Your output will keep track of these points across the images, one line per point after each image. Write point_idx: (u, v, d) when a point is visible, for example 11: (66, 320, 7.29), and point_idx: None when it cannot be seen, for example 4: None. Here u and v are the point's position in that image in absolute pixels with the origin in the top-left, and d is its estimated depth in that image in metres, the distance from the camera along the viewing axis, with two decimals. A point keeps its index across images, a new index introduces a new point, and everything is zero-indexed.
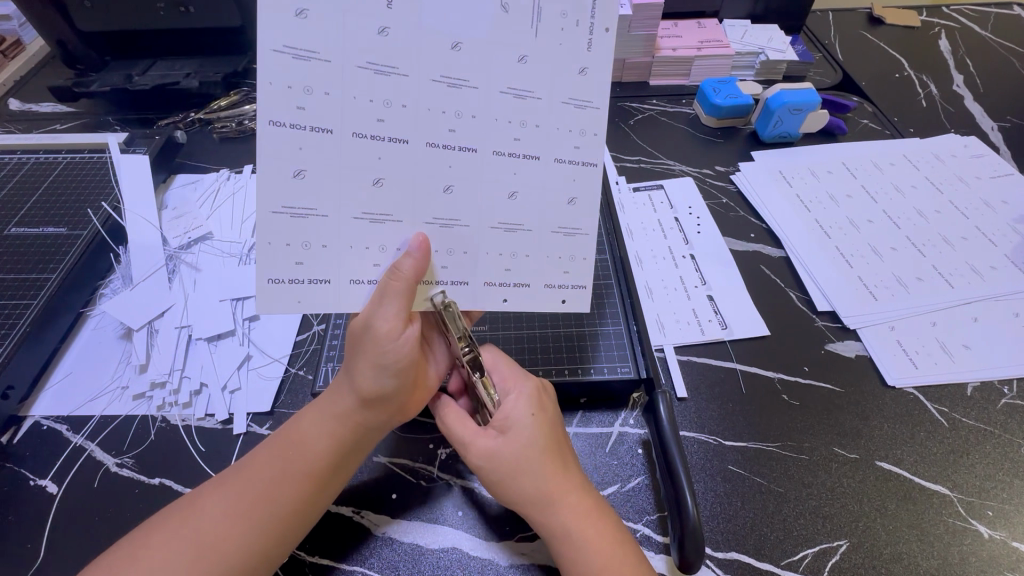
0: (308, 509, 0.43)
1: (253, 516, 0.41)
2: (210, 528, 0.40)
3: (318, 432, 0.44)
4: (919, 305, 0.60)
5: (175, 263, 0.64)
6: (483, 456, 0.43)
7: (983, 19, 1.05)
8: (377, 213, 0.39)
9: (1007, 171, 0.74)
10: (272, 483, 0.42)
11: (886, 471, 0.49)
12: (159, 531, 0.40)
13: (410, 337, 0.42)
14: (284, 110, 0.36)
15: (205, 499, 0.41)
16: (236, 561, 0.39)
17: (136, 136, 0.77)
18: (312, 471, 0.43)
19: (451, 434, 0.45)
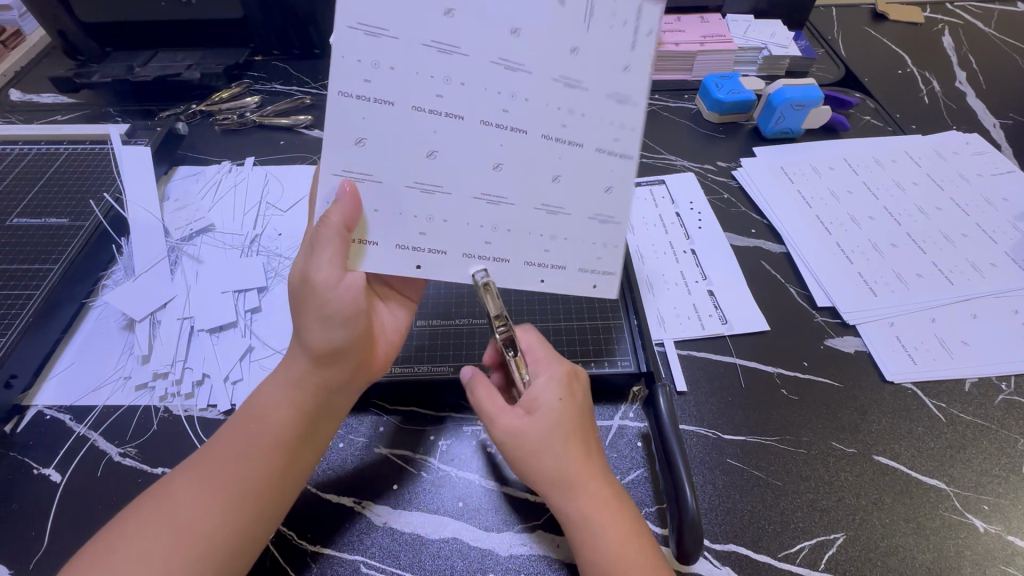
0: (280, 483, 0.43)
1: (224, 492, 0.41)
2: (182, 509, 0.40)
3: (276, 400, 0.45)
4: (919, 301, 0.60)
5: (177, 254, 0.64)
6: (510, 435, 0.43)
7: (987, 15, 1.05)
8: (365, 177, 0.40)
9: (1009, 168, 0.74)
10: (239, 456, 0.43)
11: (883, 465, 0.50)
12: (135, 515, 0.40)
13: (353, 286, 0.43)
14: (355, 83, 0.38)
15: (176, 482, 0.42)
16: (213, 537, 0.40)
17: (137, 127, 0.76)
18: (277, 439, 0.44)
19: (478, 405, 0.45)
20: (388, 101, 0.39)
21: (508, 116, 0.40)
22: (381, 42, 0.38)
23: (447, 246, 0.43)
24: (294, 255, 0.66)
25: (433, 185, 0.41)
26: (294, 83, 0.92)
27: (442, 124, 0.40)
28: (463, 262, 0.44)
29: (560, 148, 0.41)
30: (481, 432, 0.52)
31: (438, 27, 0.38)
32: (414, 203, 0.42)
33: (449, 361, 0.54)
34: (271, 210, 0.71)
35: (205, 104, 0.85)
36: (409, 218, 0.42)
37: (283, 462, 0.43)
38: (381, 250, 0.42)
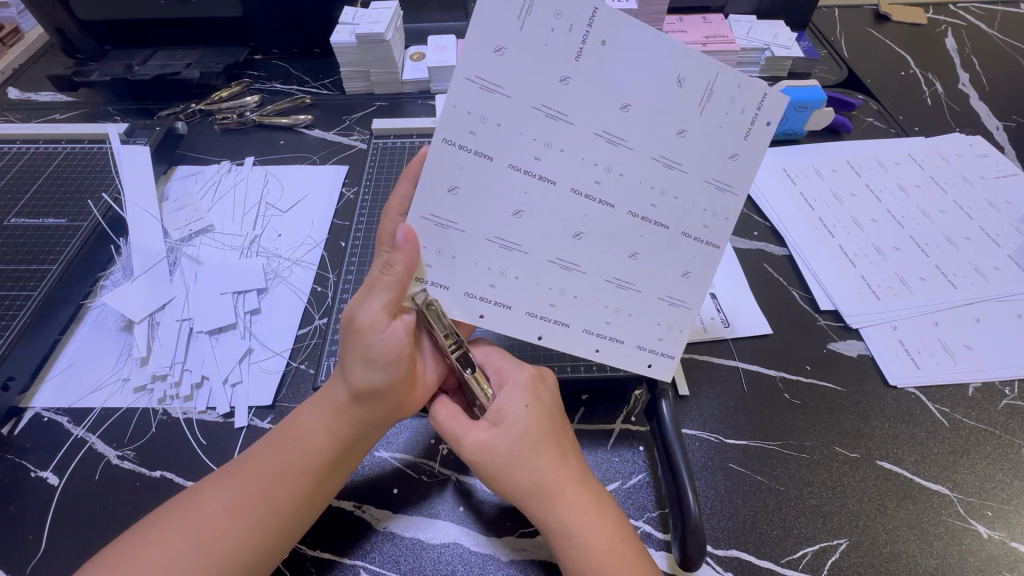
0: (300, 511, 0.42)
1: (252, 514, 0.41)
2: (209, 525, 0.40)
3: (314, 426, 0.44)
4: (922, 305, 0.60)
5: (176, 255, 0.63)
6: (474, 447, 0.43)
7: (990, 17, 1.05)
8: (453, 225, 0.40)
9: (1012, 171, 0.74)
10: (271, 479, 0.42)
11: (887, 470, 0.49)
12: (161, 523, 0.40)
13: (399, 331, 0.43)
14: (460, 133, 0.37)
15: (207, 494, 0.41)
16: (236, 557, 0.39)
17: (136, 127, 0.76)
18: (306, 467, 0.43)
19: (440, 427, 0.45)
20: (489, 158, 0.38)
21: (600, 188, 0.40)
22: (494, 101, 0.37)
23: (515, 300, 0.42)
24: (295, 256, 0.65)
25: (514, 242, 0.41)
26: (294, 82, 0.91)
27: (535, 186, 0.39)
28: (527, 319, 0.43)
29: (644, 226, 0.41)
30: None
31: (564, 98, 0.37)
32: (491, 255, 0.41)
33: None
34: (270, 211, 0.70)
35: (204, 103, 0.84)
36: (483, 268, 0.41)
37: (309, 490, 0.42)
38: (449, 293, 0.42)
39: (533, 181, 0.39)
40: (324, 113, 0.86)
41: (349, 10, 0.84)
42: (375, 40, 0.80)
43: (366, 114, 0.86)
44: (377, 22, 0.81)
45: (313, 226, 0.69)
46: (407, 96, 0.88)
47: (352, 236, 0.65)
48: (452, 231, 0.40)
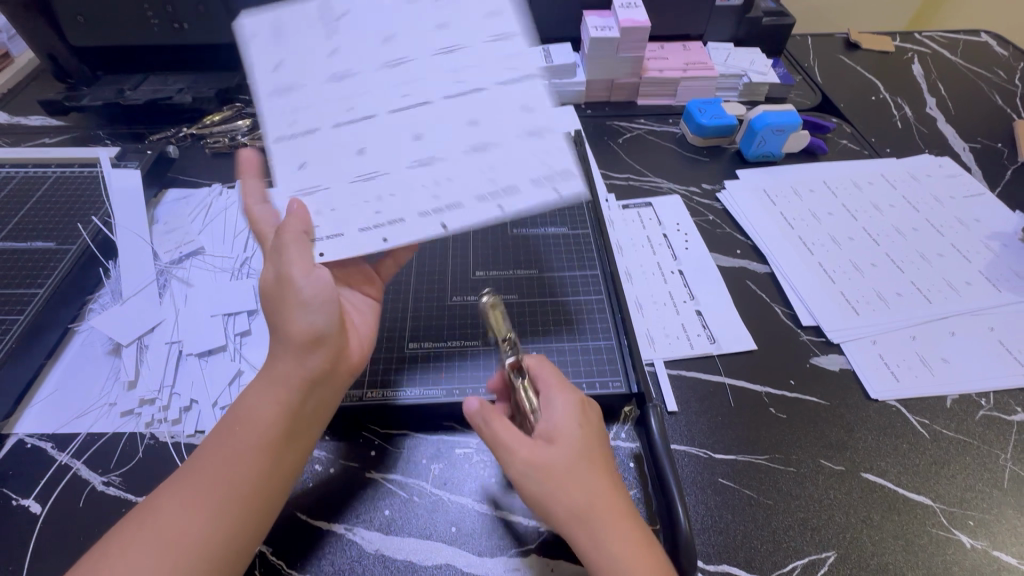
0: (262, 493, 0.42)
1: (212, 505, 0.40)
2: (170, 526, 0.39)
3: (262, 401, 0.44)
4: (899, 320, 0.62)
5: (166, 277, 0.63)
6: (530, 456, 0.42)
7: (953, 45, 1.11)
8: (315, 188, 0.48)
9: (980, 191, 0.77)
10: (226, 462, 0.42)
11: (872, 482, 0.50)
12: (120, 535, 0.39)
13: (321, 278, 0.47)
14: (293, 127, 0.49)
15: (164, 496, 0.40)
16: (205, 554, 0.39)
17: (127, 150, 0.76)
18: (262, 444, 0.43)
19: (496, 438, 0.44)
20: (318, 132, 0.49)
21: (417, 133, 0.50)
22: None
23: (404, 213, 0.47)
24: None
25: (368, 173, 0.49)
26: None
27: None
28: (420, 221, 0.47)
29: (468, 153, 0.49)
30: (473, 454, 0.52)
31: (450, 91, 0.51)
32: (361, 191, 0.48)
33: (442, 385, 0.54)
34: None
35: (195, 127, 0.85)
36: (366, 201, 0.48)
37: (267, 473, 0.42)
38: (346, 237, 0.47)
39: (332, 134, 0.49)
40: None
41: None
42: None
43: None
44: None
45: None
46: None
47: None
48: (315, 191, 0.48)
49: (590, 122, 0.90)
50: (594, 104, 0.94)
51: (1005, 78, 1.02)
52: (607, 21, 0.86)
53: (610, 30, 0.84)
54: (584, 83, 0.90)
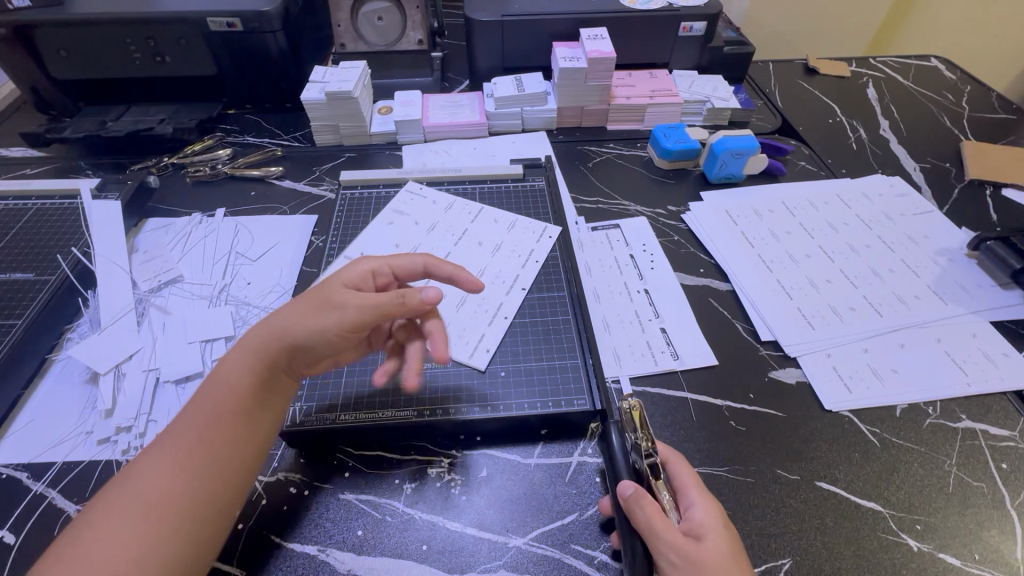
0: (238, 463, 0.44)
1: (196, 462, 0.42)
2: (150, 489, 0.39)
3: (236, 362, 0.46)
4: (852, 333, 0.65)
5: (144, 306, 0.65)
6: (677, 553, 0.41)
7: (905, 69, 1.17)
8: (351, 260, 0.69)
9: (928, 209, 0.82)
10: (208, 423, 0.43)
11: (826, 490, 0.53)
12: (93, 514, 0.38)
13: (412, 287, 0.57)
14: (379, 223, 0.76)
15: (139, 465, 0.41)
16: (193, 506, 0.40)
17: (108, 182, 0.78)
18: (238, 414, 0.45)
19: (660, 531, 0.41)
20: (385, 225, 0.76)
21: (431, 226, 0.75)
22: None
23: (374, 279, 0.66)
24: (262, 303, 0.68)
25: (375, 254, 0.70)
26: (267, 135, 0.95)
27: None
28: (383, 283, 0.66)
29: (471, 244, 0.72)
30: (445, 473, 0.53)
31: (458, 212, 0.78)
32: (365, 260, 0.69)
33: (413, 407, 0.55)
34: (240, 260, 0.73)
35: (176, 156, 0.87)
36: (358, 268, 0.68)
37: (242, 446, 0.44)
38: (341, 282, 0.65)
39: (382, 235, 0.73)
40: (295, 164, 0.90)
41: (319, 69, 0.90)
42: (344, 97, 0.85)
43: (335, 164, 0.90)
44: (346, 80, 0.86)
45: (282, 274, 0.71)
46: (376, 147, 0.93)
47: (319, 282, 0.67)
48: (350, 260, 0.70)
49: (562, 147, 0.94)
50: (566, 129, 0.97)
51: (953, 100, 1.08)
52: (575, 52, 0.91)
53: (578, 60, 0.88)
54: (556, 110, 0.94)
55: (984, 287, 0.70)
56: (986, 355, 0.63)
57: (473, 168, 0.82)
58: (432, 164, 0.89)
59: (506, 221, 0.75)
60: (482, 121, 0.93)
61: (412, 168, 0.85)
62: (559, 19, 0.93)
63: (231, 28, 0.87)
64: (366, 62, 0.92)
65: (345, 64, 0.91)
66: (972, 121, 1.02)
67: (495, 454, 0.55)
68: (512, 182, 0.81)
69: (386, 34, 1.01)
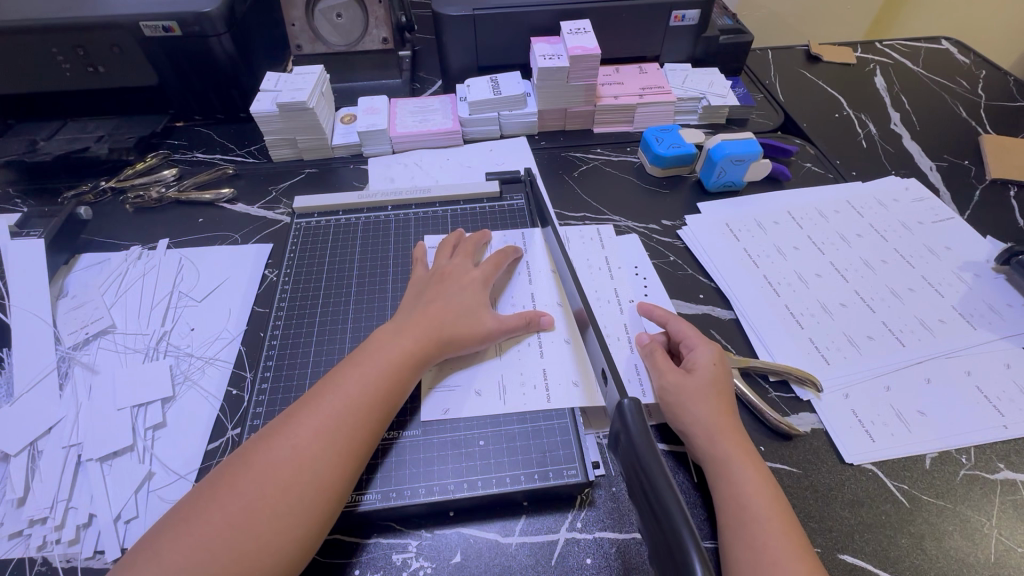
0: (299, 499, 0.41)
1: (346, 417, 0.46)
2: (311, 425, 0.45)
3: (391, 339, 0.52)
4: (871, 368, 0.58)
5: (68, 365, 0.57)
6: (663, 364, 0.52)
7: (913, 54, 1.08)
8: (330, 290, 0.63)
9: (948, 215, 0.74)
10: (360, 381, 0.48)
11: (850, 565, 0.46)
12: (277, 434, 0.44)
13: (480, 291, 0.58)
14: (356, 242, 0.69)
15: (308, 406, 0.46)
16: (335, 454, 0.44)
17: (32, 216, 0.70)
18: (343, 396, 0.47)
19: (652, 346, 0.54)
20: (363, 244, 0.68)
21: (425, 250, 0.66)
22: None
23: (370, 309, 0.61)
24: (207, 353, 0.59)
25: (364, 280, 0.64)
26: (218, 150, 0.86)
27: None
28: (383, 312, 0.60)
29: None
30: (412, 560, 0.45)
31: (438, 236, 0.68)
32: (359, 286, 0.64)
33: (373, 486, 0.48)
34: (183, 301, 0.64)
35: (115, 179, 0.78)
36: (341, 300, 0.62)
37: (303, 476, 0.42)
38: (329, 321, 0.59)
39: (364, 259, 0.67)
40: (249, 183, 0.81)
41: (271, 77, 0.80)
42: (298, 108, 0.76)
43: (293, 183, 0.81)
44: (300, 89, 0.77)
45: (231, 316, 0.63)
46: (340, 160, 0.84)
47: (269, 328, 0.59)
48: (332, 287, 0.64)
49: (544, 154, 0.86)
50: (548, 134, 0.89)
51: (967, 88, 1.00)
52: (555, 49, 0.82)
53: (559, 58, 0.79)
54: (536, 114, 0.86)
55: (1013, 306, 0.63)
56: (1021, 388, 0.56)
57: (444, 187, 0.74)
58: (400, 180, 0.80)
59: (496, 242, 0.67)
60: (456, 128, 0.84)
61: (377, 187, 0.76)
62: (537, 11, 0.84)
63: (169, 32, 0.77)
64: (323, 67, 0.82)
65: (300, 70, 0.82)
66: (989, 111, 0.94)
67: (471, 533, 0.47)
68: (488, 201, 0.73)
69: (347, 33, 0.93)
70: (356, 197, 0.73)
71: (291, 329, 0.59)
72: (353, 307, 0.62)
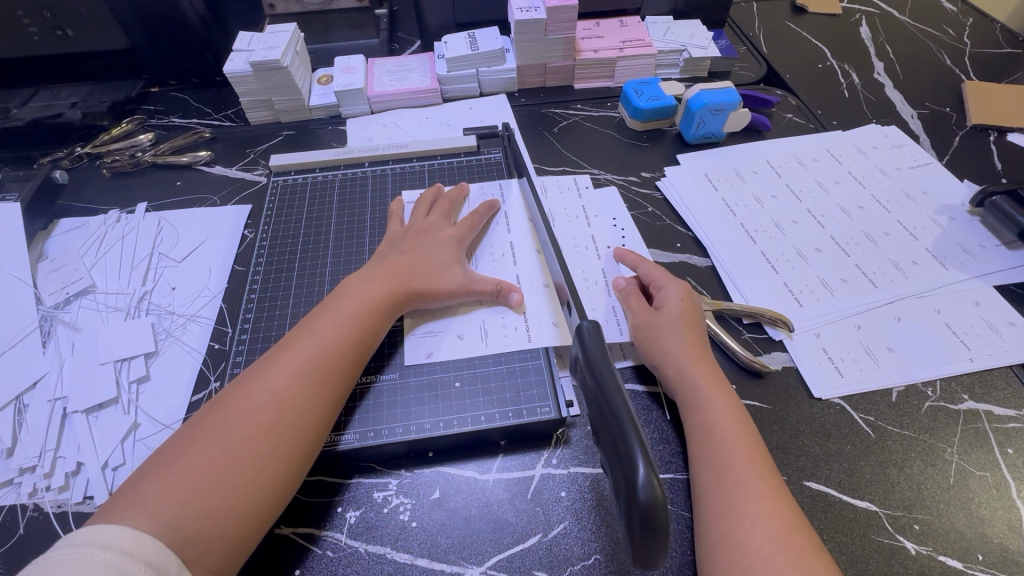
0: (280, 437, 0.43)
1: (321, 359, 0.47)
2: (286, 368, 0.46)
3: (363, 286, 0.53)
4: (843, 308, 0.59)
5: (50, 324, 0.58)
6: (636, 304, 0.54)
7: (901, 3, 1.06)
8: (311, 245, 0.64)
9: (926, 160, 0.74)
10: (333, 326, 0.49)
11: (816, 491, 0.47)
12: (253, 380, 0.45)
13: (450, 245, 0.58)
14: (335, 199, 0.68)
15: (282, 352, 0.47)
16: (313, 393, 0.45)
17: (8, 181, 0.69)
18: (317, 341, 0.48)
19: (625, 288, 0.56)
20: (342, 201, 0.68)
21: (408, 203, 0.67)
22: None
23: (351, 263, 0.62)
24: (189, 311, 0.60)
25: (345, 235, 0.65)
26: (195, 115, 0.85)
27: None
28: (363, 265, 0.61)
29: None
30: (391, 497, 0.47)
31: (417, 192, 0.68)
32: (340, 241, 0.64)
33: (354, 428, 0.49)
34: (163, 262, 0.65)
35: (90, 145, 0.78)
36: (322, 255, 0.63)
37: (283, 417, 0.43)
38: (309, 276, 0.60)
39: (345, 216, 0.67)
40: (227, 147, 0.80)
41: (244, 36, 0.79)
42: (271, 67, 0.75)
43: (271, 145, 0.80)
44: (273, 47, 0.76)
45: (211, 275, 0.63)
46: (318, 121, 0.83)
47: (249, 284, 0.60)
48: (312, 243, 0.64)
49: (524, 111, 0.85)
50: (528, 91, 0.88)
51: (953, 36, 0.98)
52: (533, 1, 0.80)
53: (537, 10, 0.78)
54: (516, 69, 0.84)
55: (987, 247, 0.64)
56: (988, 324, 0.57)
57: (422, 142, 0.74)
58: (379, 140, 0.79)
59: (475, 195, 0.67)
60: (434, 86, 0.83)
61: (355, 146, 0.76)
62: None
63: None
64: (297, 25, 0.81)
65: (273, 28, 0.80)
66: (975, 58, 0.93)
67: (449, 471, 0.48)
68: (465, 156, 0.73)
69: None
70: (334, 154, 0.72)
71: (269, 285, 0.60)
72: (332, 262, 0.62)
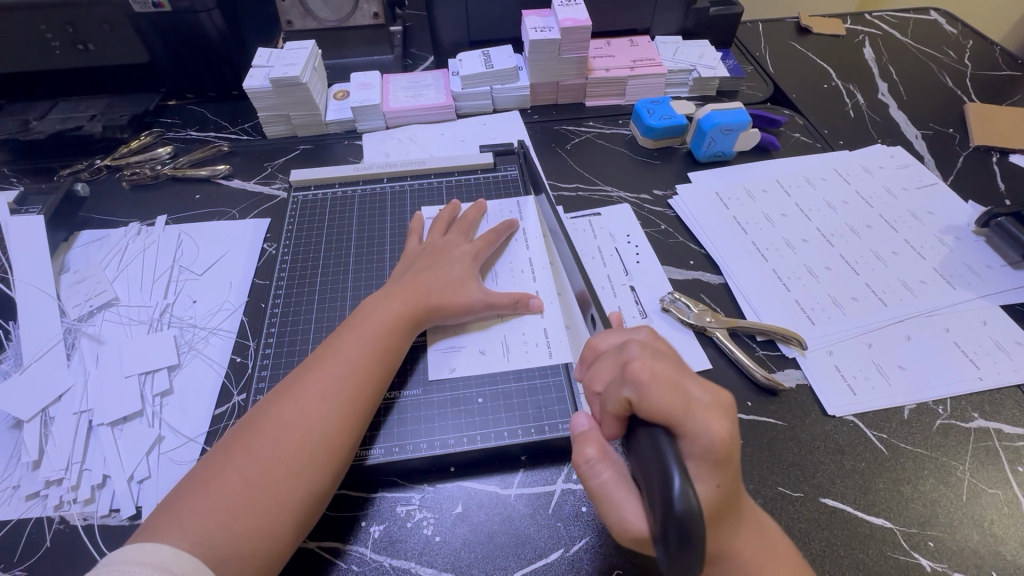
0: (308, 454, 0.43)
1: (345, 377, 0.47)
2: (313, 388, 0.46)
3: (383, 304, 0.54)
4: (854, 327, 0.60)
5: (74, 336, 0.59)
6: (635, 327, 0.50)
7: (902, 25, 1.09)
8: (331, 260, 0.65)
9: (932, 181, 0.76)
10: (356, 345, 0.50)
11: (831, 507, 0.48)
12: (281, 399, 0.46)
13: (468, 263, 0.59)
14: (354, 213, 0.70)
15: (308, 372, 0.48)
16: (338, 411, 0.46)
17: (29, 194, 0.70)
18: (341, 359, 0.49)
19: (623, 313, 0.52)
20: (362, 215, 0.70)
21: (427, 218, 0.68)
22: None
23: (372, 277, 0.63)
24: (210, 324, 0.61)
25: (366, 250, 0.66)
26: (211, 128, 0.87)
27: None
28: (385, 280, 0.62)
29: None
30: (414, 511, 0.48)
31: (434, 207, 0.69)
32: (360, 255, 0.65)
33: (378, 444, 0.49)
34: (184, 275, 0.65)
35: (110, 158, 0.79)
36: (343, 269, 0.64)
37: (312, 435, 0.44)
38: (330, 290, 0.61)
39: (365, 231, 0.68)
40: (244, 160, 0.81)
41: (263, 52, 0.80)
42: (290, 83, 0.77)
43: (288, 159, 0.81)
44: (292, 64, 0.77)
45: (231, 289, 0.64)
46: (334, 136, 0.85)
47: (271, 297, 0.61)
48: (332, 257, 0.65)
49: (536, 128, 0.86)
50: (541, 108, 0.89)
51: (954, 58, 1.01)
52: (546, 22, 0.82)
53: (550, 31, 0.79)
54: (529, 87, 0.86)
55: (992, 268, 0.65)
56: (997, 343, 0.59)
57: (438, 159, 0.75)
58: (395, 155, 0.81)
59: (493, 212, 0.69)
60: (449, 103, 0.85)
61: (372, 161, 0.77)
62: None
63: (159, 8, 0.77)
64: (315, 42, 0.82)
65: (292, 45, 0.82)
66: (976, 80, 0.95)
67: (472, 486, 0.49)
68: (481, 173, 0.74)
69: (337, 9, 0.92)
70: (352, 169, 0.73)
71: (291, 298, 0.61)
72: (353, 276, 0.63)
